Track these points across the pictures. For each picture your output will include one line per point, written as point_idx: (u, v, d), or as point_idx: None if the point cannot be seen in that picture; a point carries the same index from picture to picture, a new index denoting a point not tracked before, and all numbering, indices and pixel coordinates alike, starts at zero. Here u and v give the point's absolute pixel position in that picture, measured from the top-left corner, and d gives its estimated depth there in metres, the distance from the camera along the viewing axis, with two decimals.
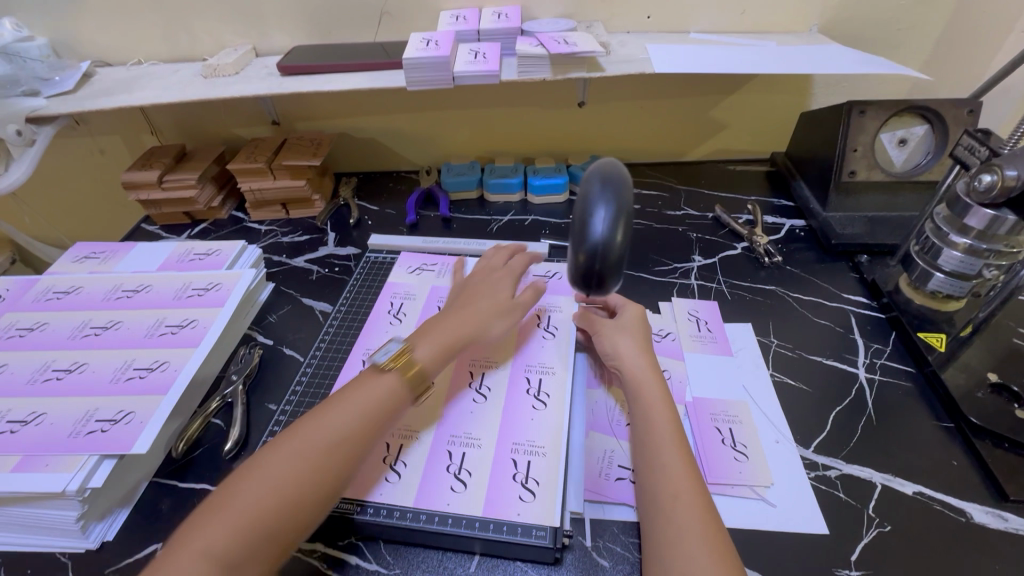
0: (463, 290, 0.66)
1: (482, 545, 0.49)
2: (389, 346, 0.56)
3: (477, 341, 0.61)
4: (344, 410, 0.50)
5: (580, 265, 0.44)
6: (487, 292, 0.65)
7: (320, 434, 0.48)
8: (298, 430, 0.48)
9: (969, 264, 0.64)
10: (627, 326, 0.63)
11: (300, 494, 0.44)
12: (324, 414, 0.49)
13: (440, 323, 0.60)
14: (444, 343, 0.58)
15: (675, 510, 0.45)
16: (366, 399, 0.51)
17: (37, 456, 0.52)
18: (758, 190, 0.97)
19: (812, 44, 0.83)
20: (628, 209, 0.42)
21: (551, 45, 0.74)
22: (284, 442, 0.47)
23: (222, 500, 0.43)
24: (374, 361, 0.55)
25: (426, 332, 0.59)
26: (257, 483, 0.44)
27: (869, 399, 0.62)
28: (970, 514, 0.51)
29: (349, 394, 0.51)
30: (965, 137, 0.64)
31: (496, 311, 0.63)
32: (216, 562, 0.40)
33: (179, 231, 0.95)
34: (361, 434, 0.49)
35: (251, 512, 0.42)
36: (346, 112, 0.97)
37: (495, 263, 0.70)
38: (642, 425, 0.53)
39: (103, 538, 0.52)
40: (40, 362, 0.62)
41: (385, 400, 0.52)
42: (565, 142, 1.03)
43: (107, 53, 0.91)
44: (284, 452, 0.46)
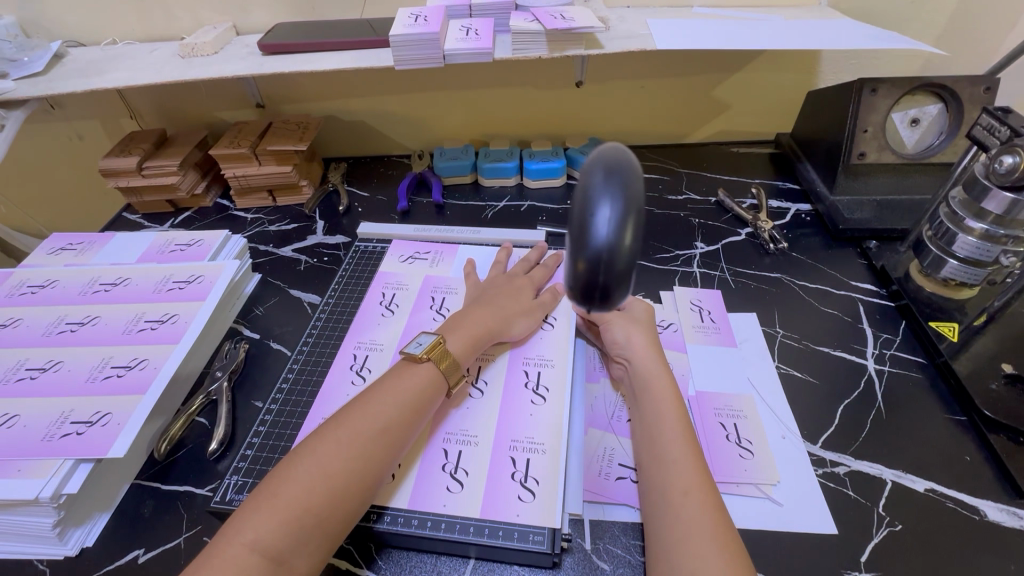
0: (485, 287, 0.66)
1: (477, 550, 0.47)
2: (421, 338, 0.55)
3: (501, 336, 0.60)
4: (385, 400, 0.49)
5: (578, 279, 0.33)
6: (510, 289, 0.64)
7: (365, 423, 0.47)
8: (340, 421, 0.47)
9: (985, 250, 0.61)
10: (639, 321, 0.60)
11: (349, 485, 0.43)
12: (364, 404, 0.48)
13: (467, 317, 0.59)
14: (473, 336, 0.57)
15: (683, 503, 0.43)
16: (405, 390, 0.50)
17: (9, 461, 0.49)
18: (762, 174, 0.93)
19: (821, 18, 0.79)
20: (638, 205, 0.31)
21: (546, 20, 0.70)
22: (327, 432, 0.46)
23: (267, 492, 0.42)
24: (408, 352, 0.53)
25: (456, 324, 0.58)
26: (301, 474, 0.42)
27: (878, 391, 0.60)
28: (984, 512, 0.49)
29: (387, 384, 0.50)
30: (984, 116, 0.60)
31: (519, 308, 0.62)
32: (265, 554, 0.39)
33: (163, 221, 0.91)
34: (404, 424, 0.48)
35: (298, 503, 0.41)
36: (334, 93, 0.93)
37: (515, 268, 0.69)
38: (653, 421, 0.51)
39: (82, 545, 0.50)
40: (13, 360, 0.59)
41: (425, 390, 0.51)
42: (562, 124, 0.99)
43: (79, 32, 0.86)
44: (327, 441, 0.45)
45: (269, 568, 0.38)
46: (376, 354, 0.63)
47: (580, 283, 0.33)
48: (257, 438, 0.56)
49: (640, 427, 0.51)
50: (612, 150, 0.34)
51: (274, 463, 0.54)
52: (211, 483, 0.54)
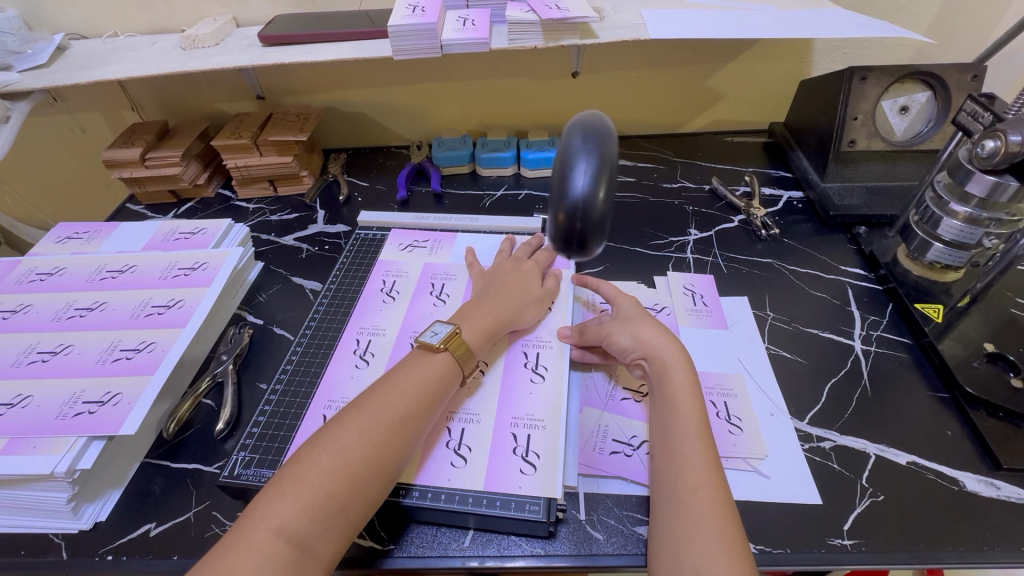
0: (492, 274, 0.66)
1: (476, 520, 0.49)
2: (436, 327, 0.56)
3: (513, 324, 0.61)
4: (403, 390, 0.50)
5: (560, 228, 0.39)
6: (517, 276, 0.65)
7: (384, 411, 0.48)
8: (360, 409, 0.47)
9: (969, 233, 0.63)
10: (648, 314, 0.59)
11: (369, 473, 0.45)
12: (382, 394, 0.49)
13: (478, 306, 0.59)
14: (486, 326, 0.58)
15: (693, 499, 0.44)
16: (421, 378, 0.51)
17: (25, 439, 0.51)
18: (755, 162, 0.95)
19: (812, 8, 0.80)
20: (611, 163, 0.37)
21: (543, 10, 0.71)
22: (347, 421, 0.47)
23: (290, 479, 0.43)
24: (423, 341, 0.54)
25: (468, 313, 0.59)
26: (322, 461, 0.44)
27: (865, 370, 0.62)
28: (963, 483, 0.51)
29: (403, 372, 0.51)
30: (969, 102, 0.62)
31: (527, 294, 0.63)
32: (290, 539, 0.40)
33: (166, 211, 0.93)
34: (421, 413, 0.49)
35: (322, 489, 0.42)
36: (333, 85, 0.94)
37: (519, 253, 0.70)
38: (667, 413, 0.51)
39: (96, 519, 0.52)
40: (25, 344, 0.61)
41: (440, 380, 0.52)
42: (558, 114, 1.00)
43: (81, 25, 0.87)
44: (348, 430, 0.46)
45: (293, 554, 0.40)
46: (378, 339, 0.65)
47: (562, 232, 0.39)
48: (263, 417, 0.58)
49: (656, 420, 0.51)
50: (585, 118, 0.41)
51: (281, 440, 0.56)
52: (219, 461, 0.56)
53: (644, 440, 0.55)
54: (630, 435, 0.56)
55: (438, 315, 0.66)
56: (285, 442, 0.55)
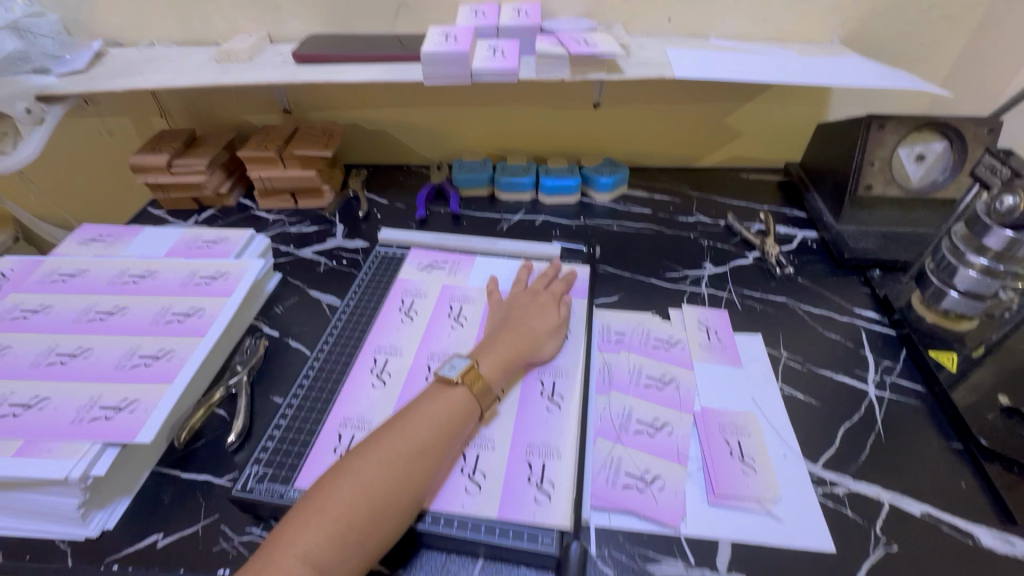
0: (510, 306, 0.67)
1: (486, 550, 0.49)
2: (454, 360, 0.56)
3: (530, 357, 0.61)
4: (423, 422, 0.50)
5: None
6: (535, 308, 0.66)
7: (404, 443, 0.48)
8: (382, 440, 0.48)
9: (985, 283, 0.66)
10: None
11: (391, 502, 0.45)
12: (403, 426, 0.49)
13: (497, 340, 0.60)
14: (504, 358, 0.58)
15: None
16: (442, 411, 0.51)
17: (41, 442, 0.51)
18: (769, 200, 0.96)
19: (832, 55, 0.82)
20: None
21: (571, 45, 0.73)
22: (368, 451, 0.47)
23: (313, 507, 0.43)
24: (441, 374, 0.55)
25: (487, 348, 0.59)
26: (345, 490, 0.44)
27: (878, 416, 0.62)
28: (977, 537, 0.51)
29: (424, 405, 0.52)
30: (987, 155, 0.63)
31: (545, 327, 0.64)
32: (313, 569, 0.40)
33: (187, 217, 0.94)
34: (439, 446, 0.49)
35: (342, 520, 0.42)
36: (359, 103, 0.96)
37: (536, 283, 0.71)
38: None
39: (103, 527, 0.52)
40: (44, 345, 0.61)
41: (458, 414, 0.52)
42: (577, 143, 1.02)
43: (119, 34, 0.90)
44: (369, 459, 0.46)
45: None
46: (396, 359, 0.65)
47: None
48: (278, 431, 0.58)
49: None
50: None
51: (295, 455, 0.55)
52: (229, 474, 0.56)
53: (656, 476, 0.55)
54: (642, 469, 0.55)
55: (455, 339, 0.67)
56: (299, 457, 0.55)
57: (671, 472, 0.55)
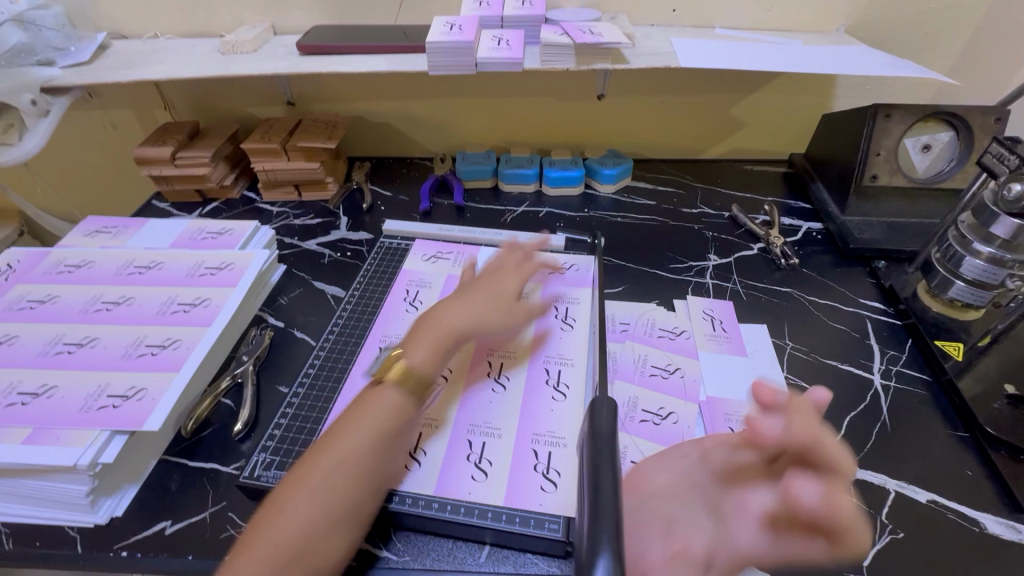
0: (468, 287, 0.65)
1: (493, 536, 0.49)
2: (381, 359, 0.56)
3: (467, 335, 0.59)
4: (359, 431, 0.48)
5: None
6: (467, 293, 0.63)
7: (341, 457, 0.46)
8: (317, 456, 0.46)
9: (992, 273, 0.64)
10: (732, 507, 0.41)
11: (326, 517, 0.43)
12: (332, 437, 0.48)
13: (426, 328, 0.57)
14: (435, 345, 0.56)
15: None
16: (378, 415, 0.50)
17: (50, 429, 0.51)
18: (774, 191, 0.96)
19: (838, 44, 0.82)
20: None
21: (576, 34, 0.73)
22: (298, 469, 0.46)
23: (253, 537, 0.42)
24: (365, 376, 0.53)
25: (415, 337, 0.57)
26: (285, 517, 0.42)
27: (884, 405, 0.62)
28: (983, 524, 0.51)
29: (358, 412, 0.50)
30: (995, 144, 0.62)
31: (480, 310, 0.61)
32: None
33: (191, 209, 0.94)
34: (377, 452, 0.48)
35: (284, 547, 0.41)
36: (363, 95, 0.96)
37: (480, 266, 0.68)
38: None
39: (112, 514, 0.52)
40: (52, 334, 0.61)
41: (395, 416, 0.50)
42: (581, 135, 1.01)
43: (123, 26, 0.90)
44: (306, 479, 0.45)
45: None
46: None
47: None
48: (285, 420, 0.58)
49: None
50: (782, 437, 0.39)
51: (302, 443, 0.56)
52: (236, 462, 0.56)
53: None
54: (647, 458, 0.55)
55: None
56: (306, 444, 0.56)
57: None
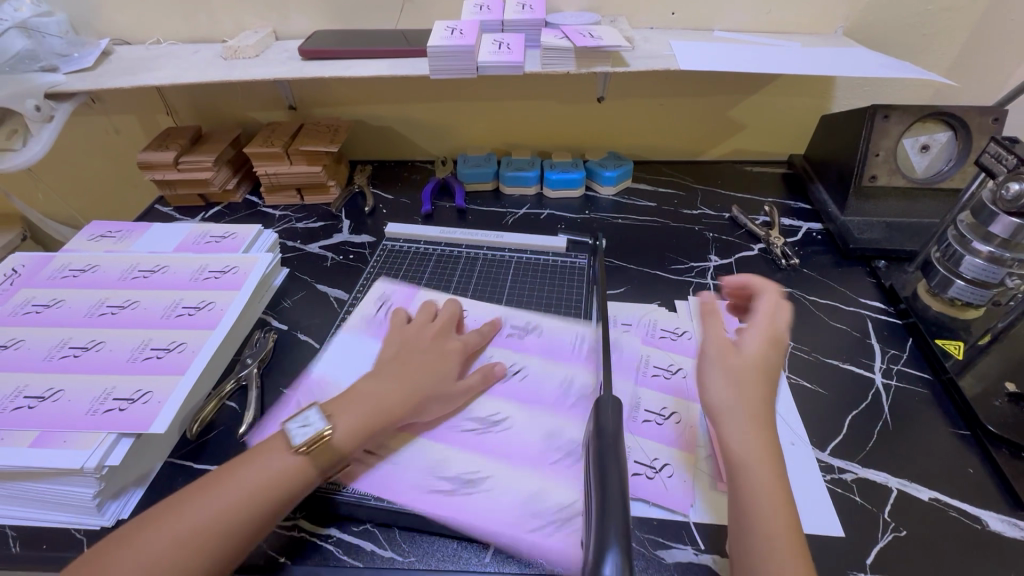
0: (405, 349, 0.61)
1: (497, 536, 0.49)
2: (308, 415, 0.51)
3: (410, 417, 0.55)
4: (241, 487, 0.45)
5: None
6: (421, 358, 0.59)
7: (211, 511, 0.44)
8: (188, 506, 0.44)
9: (991, 272, 0.64)
10: (728, 358, 0.52)
11: (212, 541, 0.42)
12: (246, 468, 0.47)
13: (363, 397, 0.53)
14: (364, 421, 0.52)
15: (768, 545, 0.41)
16: (268, 474, 0.47)
17: (57, 432, 0.52)
18: (774, 192, 0.96)
19: (836, 46, 0.82)
20: None
21: (576, 37, 0.73)
22: (207, 486, 0.45)
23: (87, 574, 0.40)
24: (286, 437, 0.49)
25: (347, 405, 0.53)
26: (127, 561, 0.41)
27: (885, 404, 0.62)
28: (986, 522, 0.51)
29: (251, 467, 0.47)
30: (992, 144, 0.63)
31: (427, 379, 0.57)
32: None
33: (193, 213, 0.94)
34: (255, 516, 0.45)
35: None
36: (364, 99, 0.97)
37: (424, 324, 0.65)
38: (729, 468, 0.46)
39: (118, 517, 0.52)
40: (57, 338, 0.62)
41: (287, 480, 0.47)
42: (582, 137, 1.02)
43: (126, 32, 0.90)
44: (163, 529, 0.42)
45: None
46: None
47: None
48: (289, 421, 0.59)
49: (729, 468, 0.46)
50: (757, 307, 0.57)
51: None
52: None
53: (666, 463, 0.55)
54: (651, 458, 0.56)
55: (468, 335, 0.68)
56: None
57: (679, 459, 0.55)
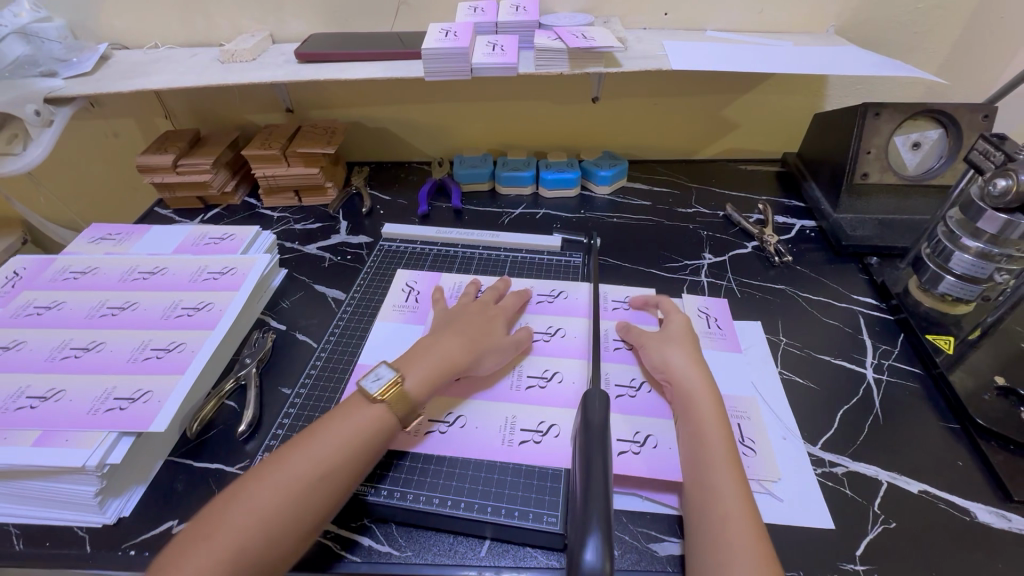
0: (456, 315, 0.65)
1: (493, 529, 0.50)
2: (379, 371, 0.56)
3: (469, 370, 0.60)
4: (332, 441, 0.49)
5: None
6: (478, 320, 0.64)
7: (306, 464, 0.48)
8: (285, 461, 0.48)
9: (980, 268, 0.65)
10: (675, 338, 0.62)
11: (282, 525, 0.45)
12: (330, 425, 0.51)
13: (428, 352, 0.59)
14: (432, 373, 0.57)
15: (724, 528, 0.45)
16: (354, 428, 0.51)
17: (59, 432, 0.53)
18: (768, 190, 0.97)
19: (827, 45, 0.83)
20: None
21: (569, 39, 0.74)
22: (263, 475, 0.47)
23: (203, 532, 0.44)
24: (363, 388, 0.54)
25: (415, 360, 0.58)
26: (240, 517, 0.44)
27: (876, 398, 0.63)
28: (974, 513, 0.52)
29: (336, 422, 0.51)
30: (980, 141, 0.64)
31: (487, 338, 0.62)
32: None
33: (192, 216, 0.95)
34: (348, 465, 0.49)
35: (235, 545, 0.43)
36: (361, 101, 0.98)
37: (485, 297, 0.69)
38: (693, 443, 0.52)
39: (119, 514, 0.53)
40: (58, 340, 0.63)
41: (370, 431, 0.51)
42: (577, 137, 1.03)
43: (124, 36, 0.91)
44: (267, 484, 0.46)
45: None
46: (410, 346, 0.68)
47: None
48: (287, 420, 0.60)
49: (693, 445, 0.51)
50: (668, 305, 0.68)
51: None
52: (240, 462, 0.57)
53: (648, 436, 0.57)
54: (634, 432, 0.57)
55: None
56: None
57: (659, 429, 0.57)
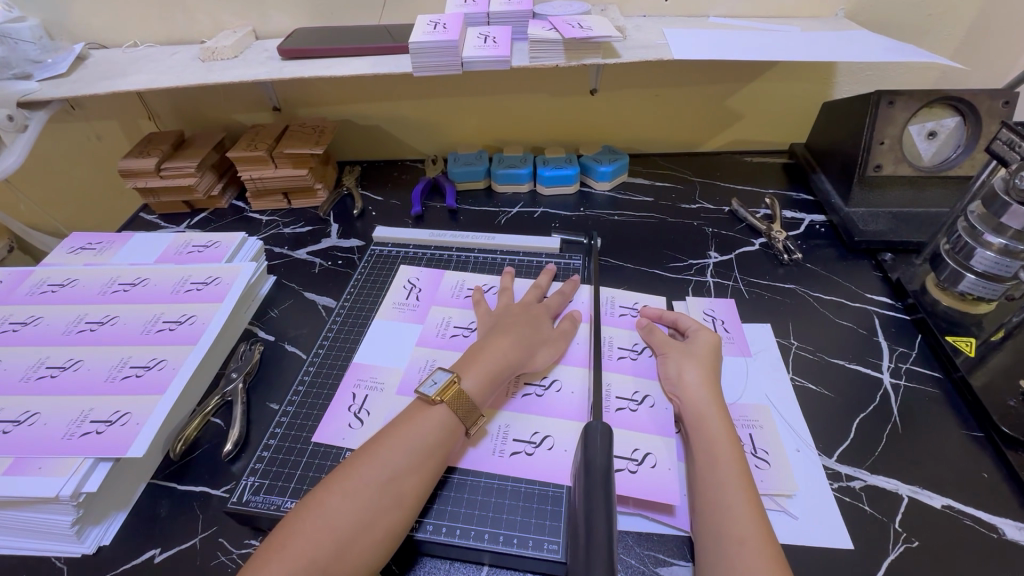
0: (501, 315, 0.63)
1: (491, 556, 0.48)
2: (436, 375, 0.54)
3: (522, 368, 0.58)
4: (398, 446, 0.48)
5: None
6: (526, 320, 0.62)
7: (371, 471, 0.46)
8: (353, 469, 0.46)
9: (1004, 265, 0.61)
10: (695, 354, 0.59)
11: (357, 534, 0.43)
12: (392, 433, 0.49)
13: (482, 353, 0.56)
14: (490, 373, 0.55)
15: (739, 549, 0.42)
16: (419, 432, 0.49)
17: (32, 459, 0.50)
18: (775, 184, 0.93)
19: (837, 30, 0.79)
20: None
21: (564, 29, 0.70)
22: (334, 481, 0.45)
23: (275, 545, 0.41)
24: (421, 392, 0.52)
25: (471, 360, 0.56)
26: (313, 528, 0.42)
27: (894, 405, 0.60)
28: (1002, 530, 0.49)
29: (399, 427, 0.50)
30: (1003, 131, 0.59)
31: (537, 337, 0.61)
32: None
33: (179, 221, 0.92)
34: (415, 470, 0.47)
35: (307, 554, 0.40)
36: (350, 98, 0.94)
37: (528, 297, 0.67)
38: (705, 460, 0.49)
39: (99, 543, 0.50)
40: (34, 358, 0.60)
41: (434, 433, 0.50)
42: (575, 132, 0.99)
43: (102, 35, 0.87)
44: (335, 492, 0.44)
45: None
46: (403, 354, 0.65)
47: None
48: (274, 439, 0.57)
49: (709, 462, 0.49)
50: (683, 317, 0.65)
51: (292, 464, 0.55)
52: (227, 484, 0.55)
53: (645, 454, 0.53)
54: (631, 450, 0.54)
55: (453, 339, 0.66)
56: (296, 467, 0.55)
57: (660, 448, 0.54)
